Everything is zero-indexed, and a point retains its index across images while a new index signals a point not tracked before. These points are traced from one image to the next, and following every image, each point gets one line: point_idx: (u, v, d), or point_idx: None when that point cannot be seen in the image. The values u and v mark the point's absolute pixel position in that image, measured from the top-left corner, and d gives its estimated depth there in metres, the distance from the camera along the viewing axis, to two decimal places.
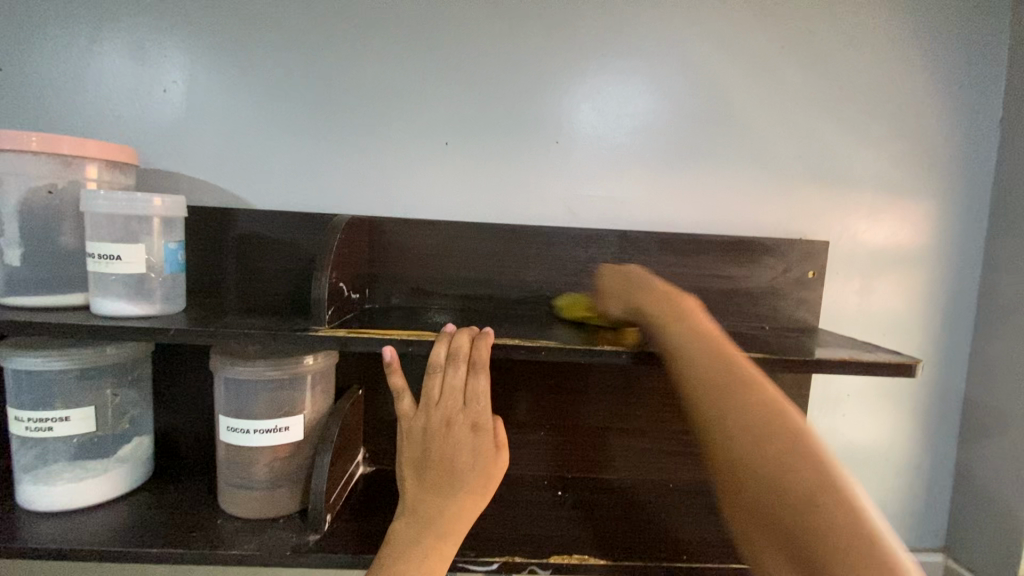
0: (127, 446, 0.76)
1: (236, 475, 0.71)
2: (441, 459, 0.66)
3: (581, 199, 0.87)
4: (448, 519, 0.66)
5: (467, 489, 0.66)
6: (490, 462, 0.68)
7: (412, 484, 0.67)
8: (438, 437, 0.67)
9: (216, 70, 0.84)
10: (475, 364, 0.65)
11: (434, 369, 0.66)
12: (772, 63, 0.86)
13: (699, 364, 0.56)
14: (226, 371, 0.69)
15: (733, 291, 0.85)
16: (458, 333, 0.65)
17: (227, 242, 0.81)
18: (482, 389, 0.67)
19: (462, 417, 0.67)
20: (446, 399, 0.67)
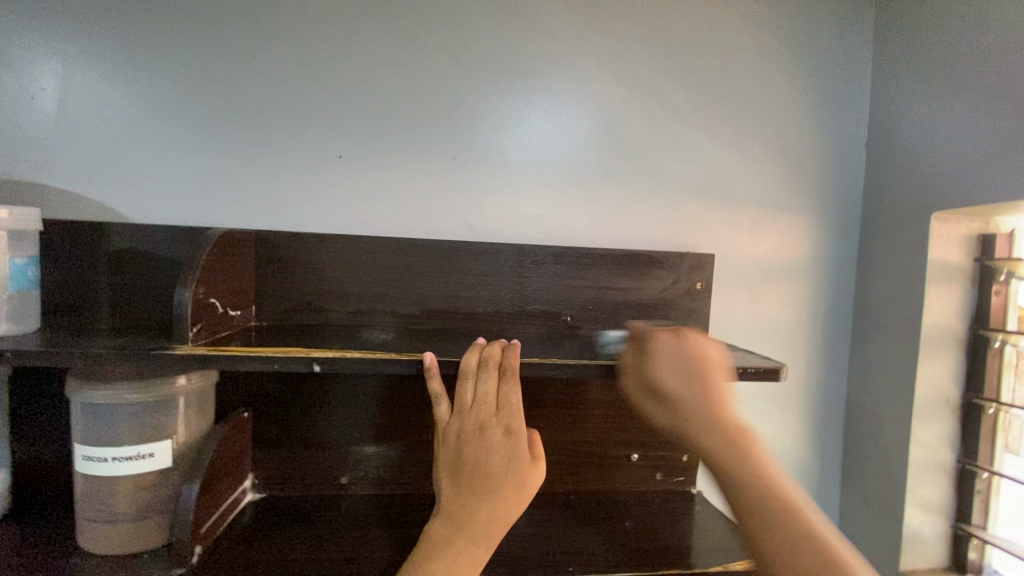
0: None
1: (93, 509, 0.66)
2: (473, 464, 0.67)
3: (480, 213, 0.88)
4: (482, 526, 0.66)
5: (499, 496, 0.66)
6: (524, 470, 0.68)
7: (448, 489, 0.67)
8: (471, 442, 0.67)
9: (92, 77, 0.80)
10: (506, 372, 0.67)
11: (466, 375, 0.67)
12: (660, 86, 0.91)
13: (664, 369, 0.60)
14: (83, 396, 0.65)
15: (625, 303, 0.89)
16: (491, 344, 0.68)
17: (97, 257, 0.77)
18: (512, 397, 0.67)
19: (497, 424, 0.67)
20: (481, 404, 0.67)
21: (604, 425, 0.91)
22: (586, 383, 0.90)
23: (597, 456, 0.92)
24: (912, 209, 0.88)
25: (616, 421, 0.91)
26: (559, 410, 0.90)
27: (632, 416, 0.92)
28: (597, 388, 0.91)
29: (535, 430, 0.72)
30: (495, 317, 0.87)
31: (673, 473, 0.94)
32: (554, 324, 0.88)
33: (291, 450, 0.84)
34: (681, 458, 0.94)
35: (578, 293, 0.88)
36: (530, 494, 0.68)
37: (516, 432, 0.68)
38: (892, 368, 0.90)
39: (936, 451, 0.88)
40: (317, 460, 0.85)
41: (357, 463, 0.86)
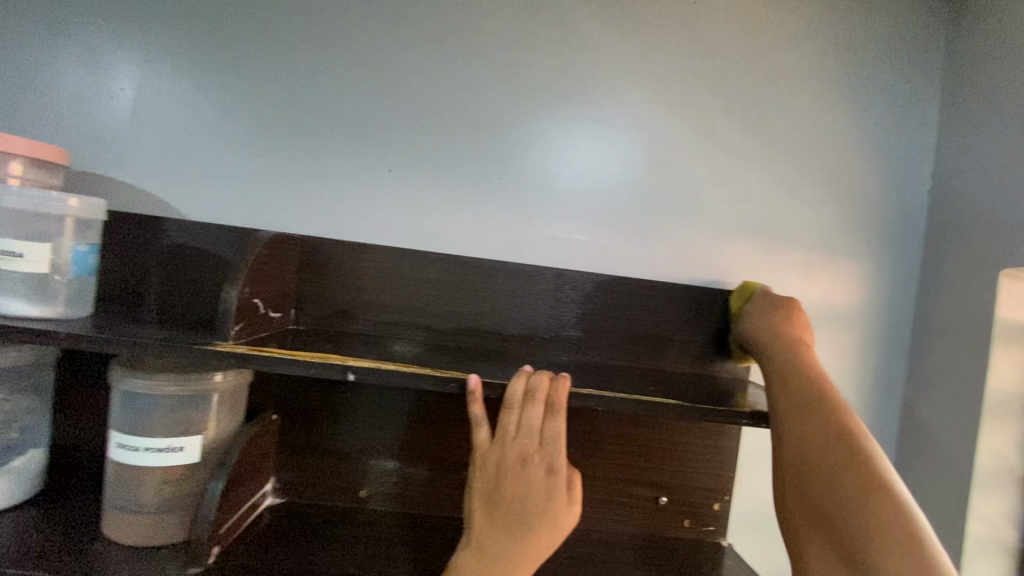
0: (19, 458, 0.71)
1: (120, 497, 0.67)
2: (510, 497, 0.69)
3: (522, 235, 0.88)
4: (511, 561, 0.67)
5: (533, 533, 0.69)
6: (559, 510, 0.70)
7: (483, 516, 0.70)
8: (510, 475, 0.69)
9: (166, 81, 0.85)
10: (552, 406, 0.66)
11: (510, 409, 0.67)
12: (713, 122, 0.91)
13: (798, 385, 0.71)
14: (123, 383, 0.67)
15: (665, 338, 0.86)
16: (538, 374, 0.66)
17: (150, 250, 0.80)
18: (554, 433, 0.69)
19: (538, 459, 0.69)
20: (524, 438, 0.69)
21: (634, 463, 0.88)
22: (617, 417, 0.87)
23: (623, 495, 0.88)
24: (977, 265, 0.83)
25: (646, 460, 0.88)
26: (587, 442, 0.87)
27: (663, 457, 0.88)
28: (629, 423, 0.88)
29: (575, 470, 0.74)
30: (530, 341, 0.85)
31: (704, 522, 0.89)
32: (588, 353, 0.86)
33: (314, 457, 0.84)
34: (713, 507, 0.89)
35: (615, 325, 0.86)
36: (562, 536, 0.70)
37: (557, 469, 0.70)
38: (948, 432, 0.84)
39: (996, 527, 0.81)
40: (339, 469, 0.84)
41: (378, 476, 0.85)
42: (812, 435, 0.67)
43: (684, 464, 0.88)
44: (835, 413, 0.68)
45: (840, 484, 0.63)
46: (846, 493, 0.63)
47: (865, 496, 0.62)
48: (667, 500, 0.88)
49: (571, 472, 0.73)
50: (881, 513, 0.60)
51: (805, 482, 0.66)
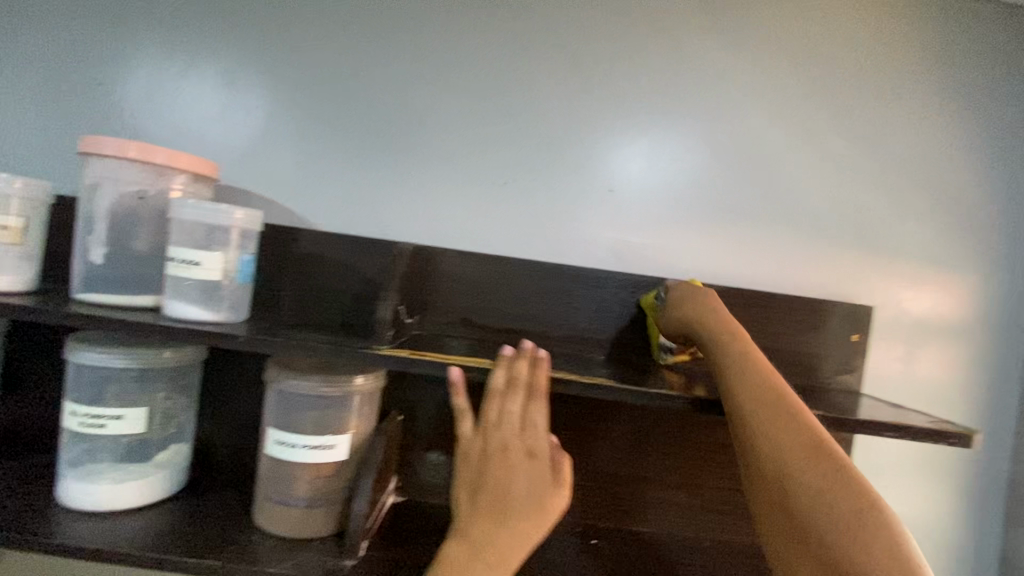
0: (166, 451, 0.77)
1: (274, 491, 0.72)
2: (491, 484, 0.68)
3: (633, 246, 0.90)
4: (520, 552, 0.66)
5: (512, 520, 0.67)
6: (547, 495, 0.69)
7: (464, 506, 0.68)
8: (496, 462, 0.69)
9: (299, 99, 0.90)
10: (531, 390, 0.69)
11: (493, 393, 0.70)
12: (823, 134, 0.91)
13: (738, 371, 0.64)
14: (279, 383, 0.72)
15: (777, 350, 0.88)
16: (517, 359, 0.69)
17: (289, 259, 0.85)
18: (538, 418, 0.70)
19: (519, 445, 0.70)
20: (504, 423, 0.70)
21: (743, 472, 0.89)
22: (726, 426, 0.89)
23: (732, 504, 0.90)
24: None
25: None
26: (697, 451, 0.89)
27: None
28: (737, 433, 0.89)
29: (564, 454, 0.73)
30: (642, 349, 0.88)
31: None
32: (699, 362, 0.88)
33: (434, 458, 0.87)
34: None
35: None
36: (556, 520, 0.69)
37: (537, 453, 0.70)
38: None
39: None
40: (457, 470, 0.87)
41: None
42: (781, 433, 0.59)
43: None
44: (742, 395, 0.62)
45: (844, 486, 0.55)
46: (803, 499, 0.55)
47: (822, 503, 0.54)
48: None
49: (558, 455, 0.72)
50: (838, 510, 0.54)
51: (772, 484, 0.58)
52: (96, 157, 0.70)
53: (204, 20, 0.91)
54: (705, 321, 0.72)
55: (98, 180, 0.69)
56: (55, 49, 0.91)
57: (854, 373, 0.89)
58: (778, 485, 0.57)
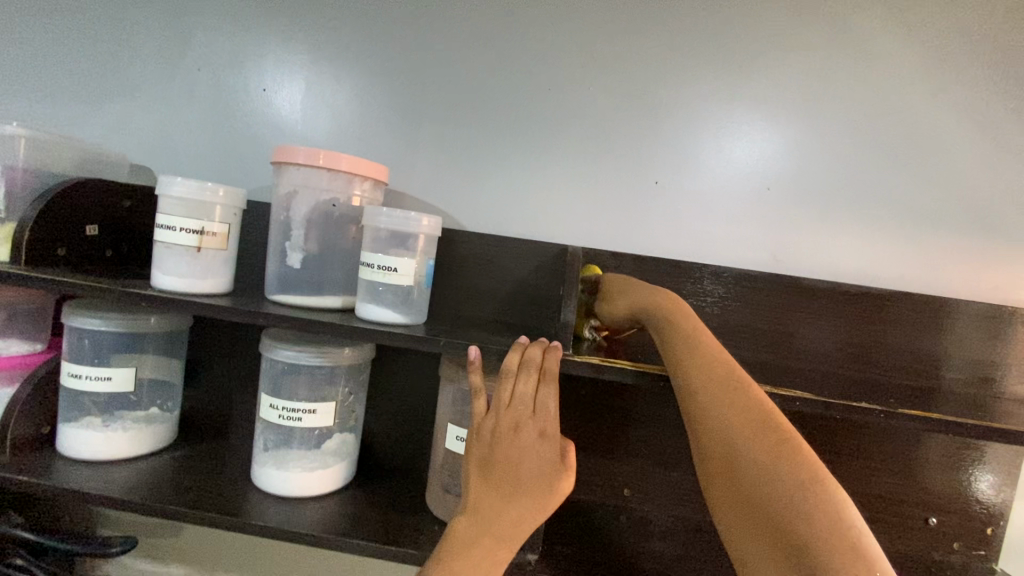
0: (331, 441, 0.81)
1: (453, 483, 0.78)
2: (505, 462, 0.66)
3: (787, 247, 0.88)
4: (505, 527, 0.65)
5: (525, 497, 0.66)
6: (554, 477, 0.67)
7: (474, 483, 0.67)
8: (504, 440, 0.67)
9: (451, 99, 0.91)
10: (546, 374, 0.68)
11: (505, 375, 0.68)
12: (1004, 127, 0.86)
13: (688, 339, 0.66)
14: (459, 383, 0.76)
15: (938, 356, 0.86)
16: (532, 344, 0.69)
17: (449, 260, 0.88)
18: (550, 402, 0.68)
19: (531, 426, 0.67)
20: (517, 404, 0.68)
21: (894, 479, 0.88)
22: (878, 431, 0.88)
23: (886, 512, 0.89)
24: None
25: (907, 476, 0.88)
26: (850, 457, 0.89)
27: (928, 474, 0.88)
28: (891, 438, 0.88)
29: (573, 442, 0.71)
30: (794, 351, 0.87)
31: (974, 544, 0.87)
32: (852, 366, 0.87)
33: (583, 456, 0.87)
34: (985, 530, 0.87)
35: (884, 339, 0.86)
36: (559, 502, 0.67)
37: (549, 435, 0.67)
38: None
39: None
40: (605, 470, 0.87)
41: (642, 480, 0.87)
42: (726, 399, 0.61)
43: (953, 484, 0.87)
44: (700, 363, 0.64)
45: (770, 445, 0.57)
46: (756, 466, 0.56)
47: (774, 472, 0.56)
48: (936, 520, 0.88)
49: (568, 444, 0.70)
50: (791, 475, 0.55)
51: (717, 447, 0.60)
52: (289, 167, 0.74)
53: (355, 20, 0.92)
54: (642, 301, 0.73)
55: (295, 188, 0.74)
56: (217, 54, 0.95)
57: None
58: (726, 451, 0.59)
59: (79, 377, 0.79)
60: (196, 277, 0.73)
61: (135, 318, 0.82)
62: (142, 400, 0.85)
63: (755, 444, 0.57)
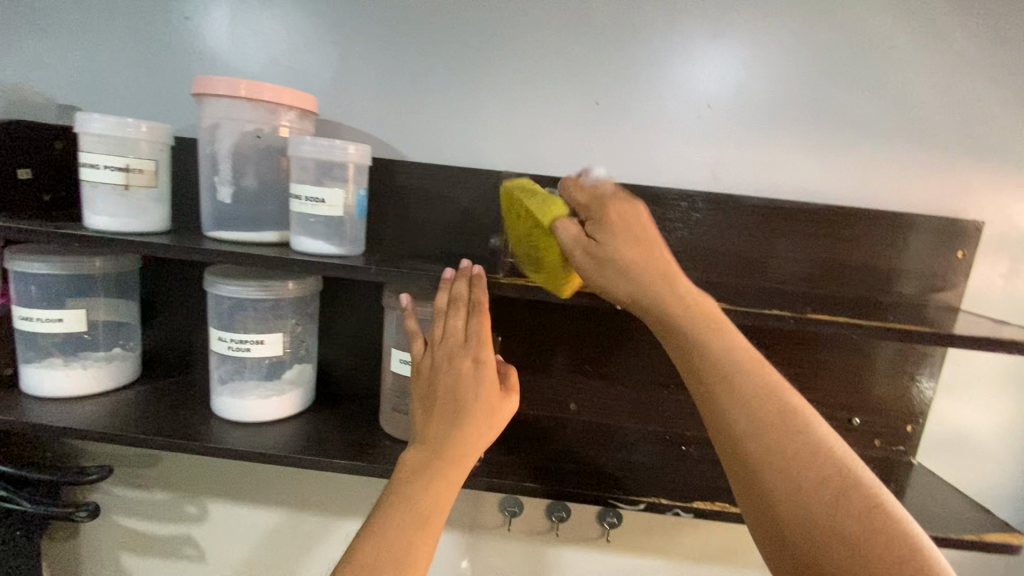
0: (292, 370, 0.86)
1: (401, 403, 0.82)
2: (446, 392, 0.69)
3: (727, 165, 0.88)
4: (452, 451, 0.66)
5: (471, 421, 0.68)
6: (495, 400, 0.70)
7: (421, 418, 0.69)
8: (443, 373, 0.70)
9: (381, 21, 0.88)
10: (474, 305, 0.71)
11: (437, 313, 0.72)
12: (947, 33, 0.84)
13: (730, 369, 0.58)
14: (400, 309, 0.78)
15: (871, 268, 0.88)
16: (458, 280, 0.72)
17: (389, 192, 0.88)
18: (482, 330, 0.71)
19: (465, 356, 0.70)
20: (450, 337, 0.70)
21: (825, 385, 0.94)
22: (813, 341, 0.92)
23: (816, 416, 0.94)
24: None
25: (837, 381, 0.93)
26: (785, 369, 0.93)
27: (857, 379, 0.93)
28: (823, 348, 0.93)
29: (510, 366, 0.76)
30: (733, 268, 0.89)
31: (894, 441, 0.94)
32: (789, 280, 0.90)
33: (531, 375, 0.92)
34: (905, 428, 0.93)
35: (820, 254, 0.88)
36: (502, 423, 0.70)
37: (486, 363, 0.70)
38: None
39: None
40: (548, 386, 0.92)
41: (585, 393, 0.92)
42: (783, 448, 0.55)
43: (879, 386, 0.93)
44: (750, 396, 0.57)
45: (841, 501, 0.52)
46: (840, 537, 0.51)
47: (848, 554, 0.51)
48: (860, 420, 0.94)
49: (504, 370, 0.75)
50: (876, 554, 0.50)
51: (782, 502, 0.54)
52: (210, 98, 0.72)
53: None
54: (650, 294, 0.61)
55: (217, 120, 0.73)
56: None
57: (952, 288, 0.88)
58: (792, 508, 0.53)
59: (31, 319, 0.81)
60: (129, 215, 0.74)
61: (79, 260, 0.83)
62: (100, 341, 0.89)
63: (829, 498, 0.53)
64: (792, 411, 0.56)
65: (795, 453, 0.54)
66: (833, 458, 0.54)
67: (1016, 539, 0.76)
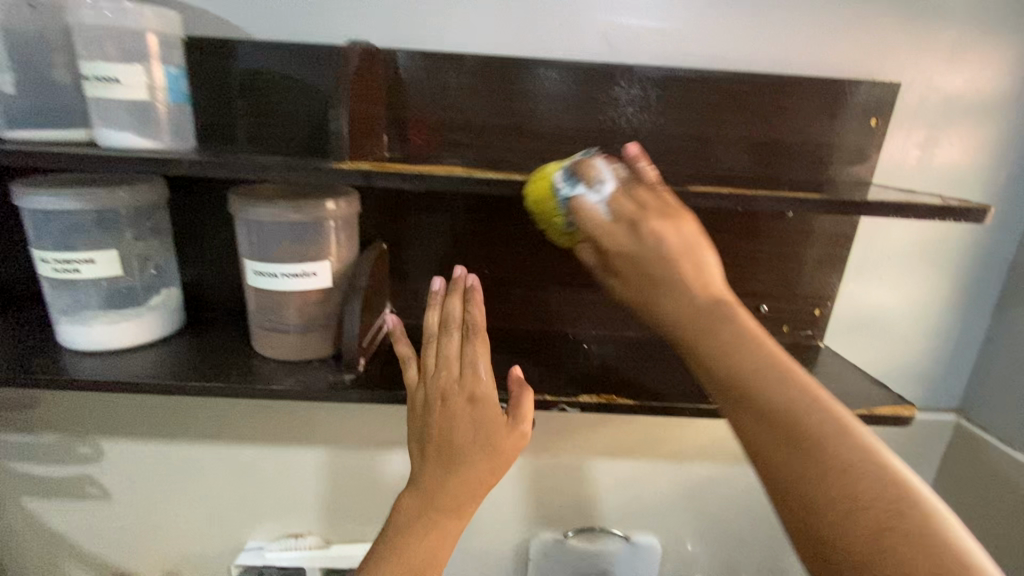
0: (157, 295, 0.78)
1: (268, 319, 0.73)
2: (440, 433, 0.65)
3: (624, 33, 0.78)
4: (450, 499, 0.66)
5: (469, 463, 0.65)
6: (498, 435, 0.65)
7: (417, 460, 0.67)
8: (436, 412, 0.66)
9: None
10: (469, 329, 0.68)
11: (427, 337, 0.69)
12: None
13: (732, 356, 0.50)
14: (247, 212, 0.67)
15: (785, 143, 0.80)
16: (449, 300, 0.69)
17: (233, 80, 0.75)
18: (478, 360, 0.67)
19: (460, 392, 0.66)
20: (442, 367, 0.67)
21: (735, 274, 0.89)
22: (721, 229, 0.87)
23: None
24: None
25: (746, 270, 0.89)
26: None
27: (767, 266, 0.88)
28: (732, 235, 0.87)
29: (529, 390, 0.68)
30: (637, 150, 0.80)
31: (802, 326, 0.91)
32: (699, 162, 0.81)
33: (422, 282, 0.86)
34: (813, 312, 0.91)
35: (730, 129, 0.80)
36: (508, 460, 0.66)
37: (481, 398, 0.65)
38: None
39: None
40: None
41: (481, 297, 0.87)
42: (799, 441, 0.45)
43: (790, 271, 0.89)
44: (759, 385, 0.48)
45: (871, 506, 0.42)
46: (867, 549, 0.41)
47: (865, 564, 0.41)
48: (769, 307, 0.91)
49: (518, 395, 0.67)
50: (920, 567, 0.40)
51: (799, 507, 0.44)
52: None
53: None
54: (663, 287, 0.55)
55: None
56: None
57: (867, 162, 0.82)
58: (809, 519, 0.44)
59: None
60: None
61: None
62: None
63: (858, 497, 0.43)
64: (806, 402, 0.46)
65: (826, 447, 0.44)
66: (864, 456, 0.44)
67: (908, 411, 0.75)
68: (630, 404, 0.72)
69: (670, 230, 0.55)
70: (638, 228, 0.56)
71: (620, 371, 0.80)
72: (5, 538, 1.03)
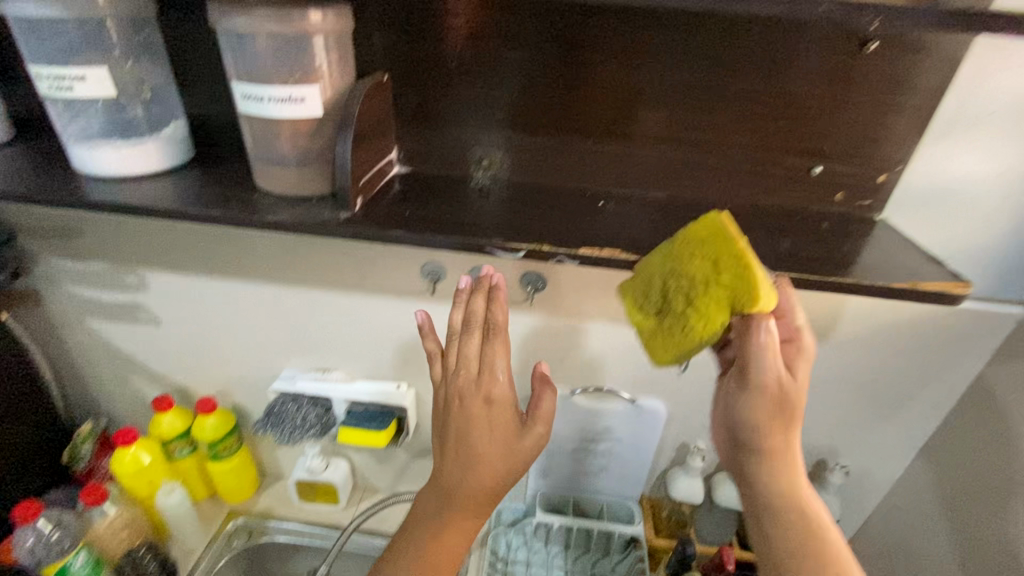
0: (165, 126, 0.77)
1: (264, 150, 0.70)
2: (457, 435, 0.71)
3: None
4: (467, 496, 0.71)
5: (484, 465, 0.70)
6: (512, 438, 0.71)
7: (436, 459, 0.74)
8: (456, 413, 0.72)
9: None
10: (489, 327, 0.74)
11: (451, 334, 0.76)
12: None
13: (767, 466, 0.60)
14: (227, 23, 0.61)
15: None
16: (474, 295, 0.75)
17: None
18: (495, 359, 0.73)
19: (476, 392, 0.71)
20: (465, 363, 0.73)
21: (790, 128, 0.75)
22: (784, 68, 0.71)
23: (771, 167, 0.79)
24: None
25: (805, 122, 0.75)
26: (741, 105, 0.74)
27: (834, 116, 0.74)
28: (795, 75, 0.72)
29: (549, 392, 0.73)
30: None
31: (859, 194, 0.79)
32: None
33: (430, 123, 0.81)
34: (876, 179, 0.78)
35: None
36: (524, 464, 0.71)
37: (496, 400, 0.71)
38: None
39: None
40: (451, 135, 0.82)
41: (493, 143, 0.81)
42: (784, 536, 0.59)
43: (860, 126, 0.74)
44: (790, 499, 0.60)
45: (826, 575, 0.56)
46: None
47: None
48: (823, 169, 0.78)
49: (541, 403, 0.72)
50: None
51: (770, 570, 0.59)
52: None
53: None
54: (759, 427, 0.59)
55: None
56: None
57: None
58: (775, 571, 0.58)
59: None
60: None
61: None
62: None
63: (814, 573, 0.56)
64: (807, 513, 0.59)
65: (806, 539, 0.58)
66: (825, 546, 0.58)
67: (962, 290, 0.65)
68: (634, 259, 0.67)
69: (800, 368, 0.62)
70: (792, 345, 0.64)
71: (641, 229, 0.74)
72: (80, 352, 1.17)
